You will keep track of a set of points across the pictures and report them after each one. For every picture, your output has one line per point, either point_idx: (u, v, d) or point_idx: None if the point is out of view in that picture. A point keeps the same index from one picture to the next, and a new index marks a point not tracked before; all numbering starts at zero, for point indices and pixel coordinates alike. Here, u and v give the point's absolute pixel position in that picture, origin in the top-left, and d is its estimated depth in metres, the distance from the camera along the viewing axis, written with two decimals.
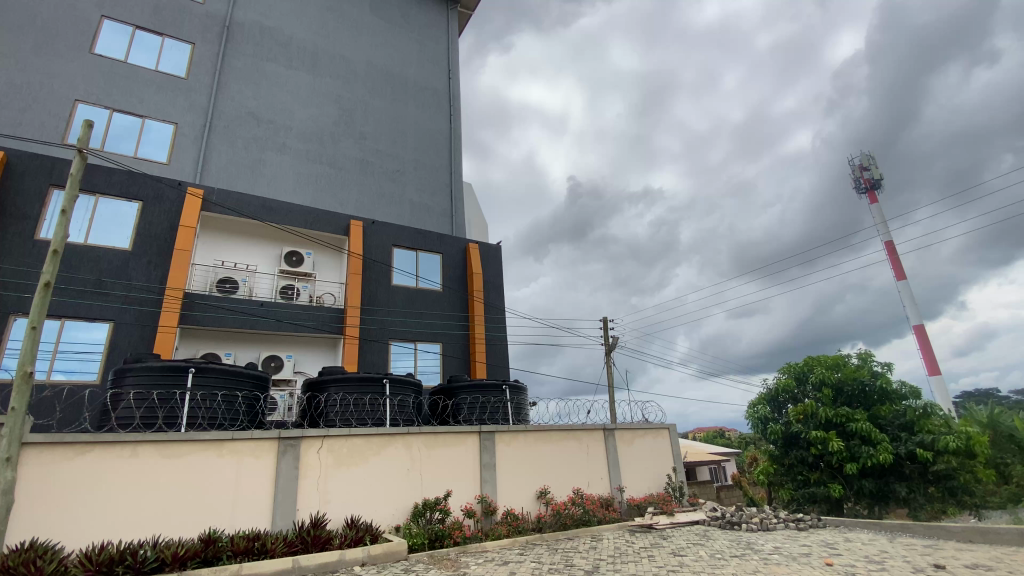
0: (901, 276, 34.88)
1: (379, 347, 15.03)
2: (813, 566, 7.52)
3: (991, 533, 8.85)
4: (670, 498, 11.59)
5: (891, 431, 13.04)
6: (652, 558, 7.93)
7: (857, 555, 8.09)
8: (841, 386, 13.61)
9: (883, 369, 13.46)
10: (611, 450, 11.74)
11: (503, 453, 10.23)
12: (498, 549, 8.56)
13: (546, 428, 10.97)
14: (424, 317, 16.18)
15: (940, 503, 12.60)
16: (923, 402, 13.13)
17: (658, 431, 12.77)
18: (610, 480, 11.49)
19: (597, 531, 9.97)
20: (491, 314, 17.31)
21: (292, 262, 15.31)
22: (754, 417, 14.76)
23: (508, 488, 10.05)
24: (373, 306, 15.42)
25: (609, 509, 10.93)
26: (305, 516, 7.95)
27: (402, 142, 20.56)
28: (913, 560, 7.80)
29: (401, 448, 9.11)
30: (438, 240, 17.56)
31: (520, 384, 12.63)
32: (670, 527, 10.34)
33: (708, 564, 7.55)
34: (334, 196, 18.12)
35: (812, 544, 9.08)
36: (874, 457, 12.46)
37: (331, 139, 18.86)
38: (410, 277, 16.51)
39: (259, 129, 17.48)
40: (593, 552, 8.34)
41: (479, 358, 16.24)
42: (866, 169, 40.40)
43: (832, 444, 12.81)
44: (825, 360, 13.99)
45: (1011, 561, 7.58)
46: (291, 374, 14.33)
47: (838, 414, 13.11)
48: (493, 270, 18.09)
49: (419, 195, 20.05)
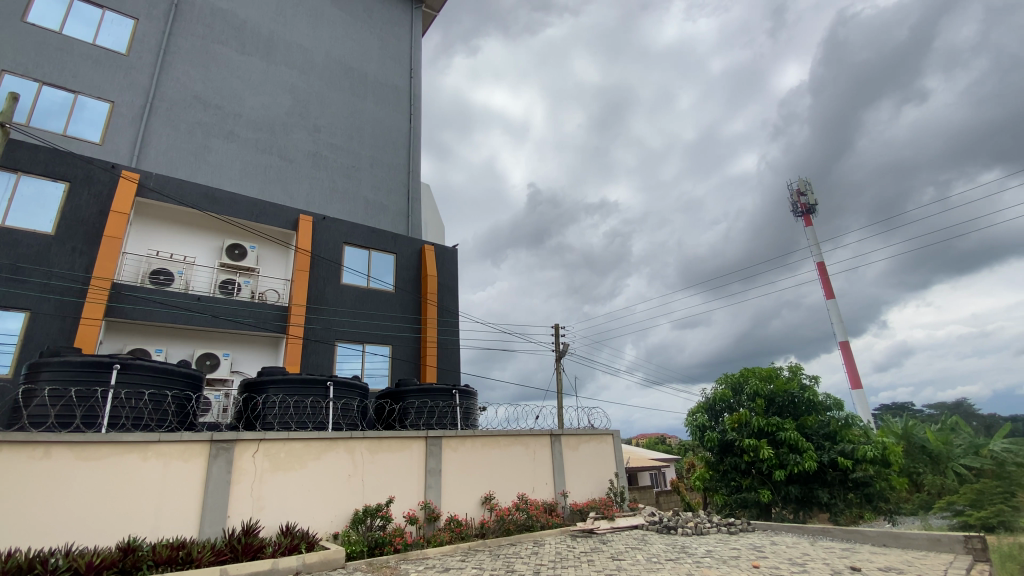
0: (831, 296, 37.36)
1: (324, 347, 14.57)
2: (741, 568, 7.90)
3: (903, 538, 9.59)
4: (611, 504, 11.83)
5: (816, 440, 13.89)
6: (591, 562, 8.08)
7: (781, 558, 8.56)
8: (772, 397, 14.40)
9: (810, 382, 14.38)
10: (557, 456, 11.89)
11: (448, 458, 10.15)
12: (439, 555, 8.46)
13: (492, 433, 10.97)
14: (374, 318, 15.84)
15: (858, 508, 13.53)
16: (845, 413, 14.09)
17: (603, 437, 13.06)
18: (555, 485, 11.61)
19: (539, 536, 10.06)
20: (444, 317, 17.17)
21: (235, 256, 14.60)
22: (693, 425, 15.38)
23: (453, 493, 9.96)
24: (321, 305, 14.94)
25: (552, 514, 11.04)
26: (236, 523, 7.58)
27: (358, 137, 20.10)
28: (831, 563, 8.33)
29: (343, 452, 8.86)
30: (392, 240, 17.28)
31: (470, 389, 12.55)
32: (611, 531, 10.59)
33: (644, 568, 7.78)
34: (284, 188, 17.47)
35: (741, 547, 9.53)
36: (800, 464, 13.24)
37: (284, 130, 18.20)
38: (361, 277, 16.13)
39: (205, 114, 16.63)
40: (535, 557, 8.39)
41: (429, 362, 16.04)
42: (802, 195, 43.15)
43: (763, 452, 13.53)
44: (759, 372, 14.79)
45: (919, 564, 8.23)
46: (227, 373, 13.66)
47: (769, 423, 13.85)
48: (447, 273, 17.96)
49: (374, 193, 19.64)
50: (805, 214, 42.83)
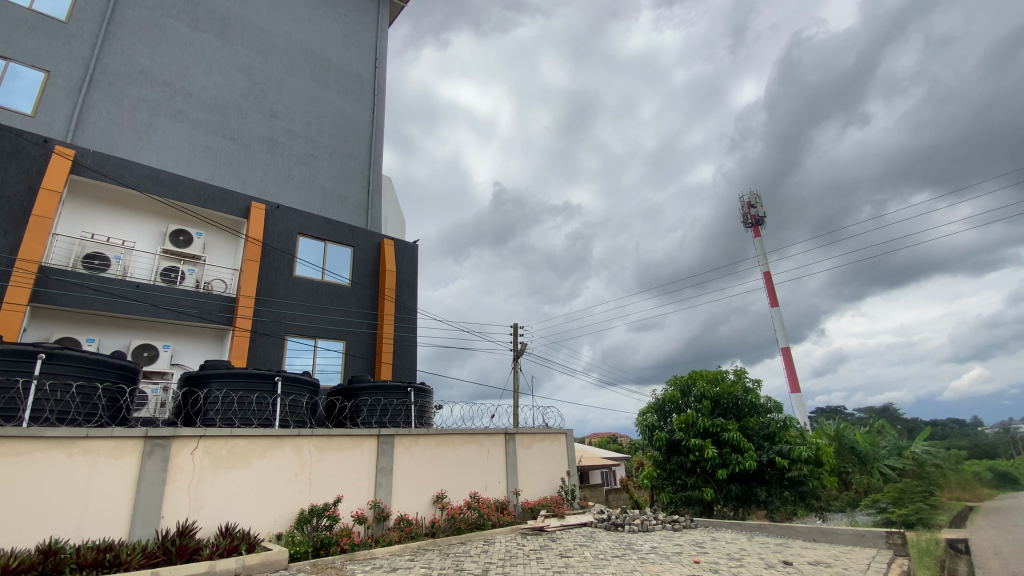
0: (775, 304, 39.25)
1: (273, 342, 14.04)
2: (682, 564, 8.19)
3: (831, 533, 10.23)
4: (562, 502, 11.99)
5: (757, 441, 14.58)
6: (540, 560, 8.16)
7: (720, 554, 8.94)
8: (718, 399, 14.98)
9: (753, 385, 15.06)
10: (511, 455, 11.95)
11: (401, 457, 10.00)
12: (387, 555, 8.32)
13: (446, 431, 10.89)
14: (327, 312, 15.40)
15: (792, 505, 14.31)
16: (784, 415, 14.85)
17: (556, 436, 13.23)
18: (507, 483, 11.65)
19: (490, 534, 10.08)
20: (401, 313, 16.90)
21: (179, 243, 13.86)
22: (643, 425, 15.81)
23: (403, 491, 9.83)
24: (271, 297, 14.39)
25: (503, 513, 11.08)
26: (170, 524, 7.20)
27: (318, 125, 19.47)
28: (766, 557, 8.76)
29: (289, 451, 8.57)
30: (350, 232, 16.86)
31: (425, 387, 12.41)
32: (561, 529, 10.74)
33: (591, 564, 7.93)
34: (235, 174, 16.73)
35: (684, 543, 9.89)
36: (741, 463, 13.86)
37: (237, 112, 17.40)
38: (315, 270, 15.65)
39: (152, 91, 15.69)
40: (484, 556, 8.40)
41: (384, 359, 15.75)
42: (752, 207, 45.16)
43: (707, 451, 14.08)
44: (707, 375, 15.37)
45: (844, 559, 8.77)
46: (167, 366, 12.92)
47: (714, 424, 14.43)
48: (406, 269, 17.68)
49: (332, 183, 19.09)
50: (754, 225, 44.89)
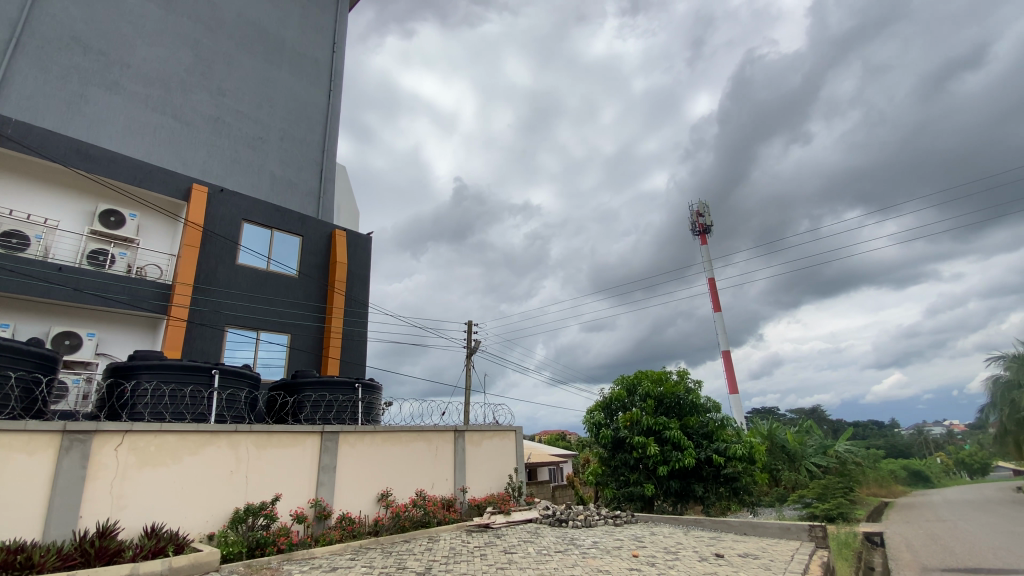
0: (719, 309, 41.01)
1: (212, 333, 13.37)
2: (621, 558, 8.43)
3: (760, 527, 10.83)
4: (508, 498, 12.08)
5: (696, 439, 15.23)
6: (484, 556, 8.18)
7: (657, 547, 9.28)
8: (662, 398, 15.52)
9: (695, 386, 15.71)
10: (460, 452, 11.91)
11: (345, 455, 9.76)
12: (326, 555, 8.11)
13: (394, 428, 10.73)
14: (272, 304, 14.80)
15: (727, 500, 15.05)
16: (722, 415, 15.58)
17: (505, 433, 13.31)
18: (454, 480, 11.61)
19: (434, 532, 10.01)
20: (351, 307, 16.49)
21: (110, 224, 12.89)
22: (590, 422, 16.17)
23: (347, 489, 9.60)
24: (211, 285, 13.67)
25: (449, 510, 11.03)
26: (90, 525, 6.72)
27: (269, 108, 18.64)
28: (699, 550, 9.17)
29: (225, 448, 8.19)
30: (299, 221, 16.27)
31: (374, 383, 12.18)
32: (506, 526, 10.82)
33: (533, 560, 8.03)
34: (176, 153, 15.78)
35: (623, 538, 10.21)
36: (681, 460, 14.43)
37: (181, 88, 16.40)
38: (260, 258, 15.00)
39: (85, 59, 14.54)
40: (428, 553, 8.34)
41: (331, 353, 15.32)
42: (701, 216, 46.98)
43: (649, 449, 14.58)
44: (652, 374, 15.89)
45: (771, 550, 9.31)
46: (91, 356, 12.02)
47: (657, 422, 14.97)
48: (358, 261, 17.25)
49: (282, 168, 18.35)
50: (702, 233, 46.79)
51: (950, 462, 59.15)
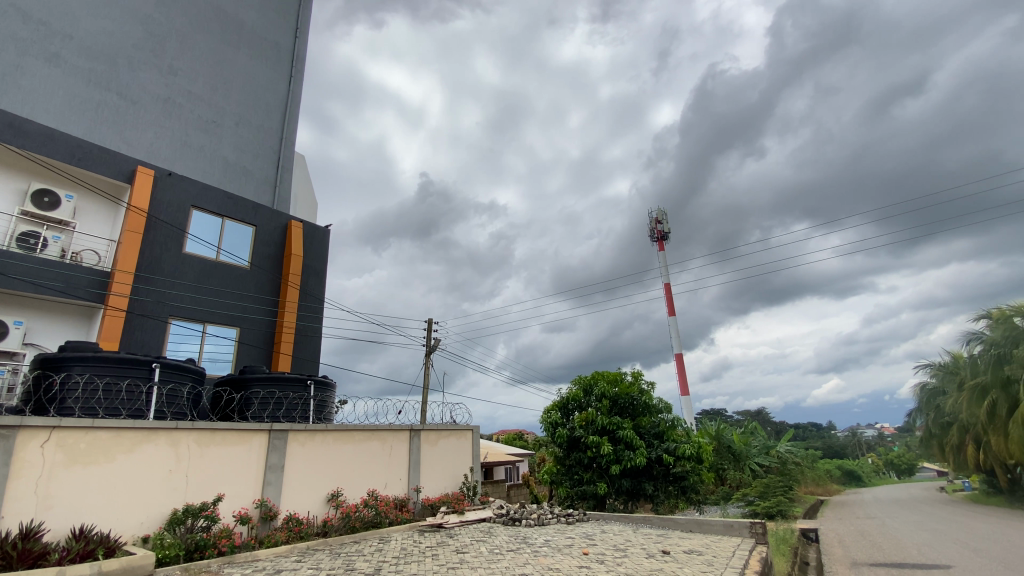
0: (674, 313, 42.23)
1: (154, 324, 12.67)
2: (572, 556, 8.56)
3: (706, 524, 11.25)
4: (462, 498, 12.04)
5: (647, 438, 15.65)
6: (435, 556, 8.11)
7: (607, 545, 9.48)
8: (616, 398, 15.87)
9: (648, 387, 16.14)
10: (414, 452, 11.78)
11: (294, 454, 9.47)
12: (271, 557, 7.84)
13: (346, 427, 10.49)
14: (221, 296, 14.17)
15: (675, 498, 15.53)
16: (672, 416, 16.08)
17: (462, 432, 13.25)
18: (408, 480, 11.45)
19: (385, 532, 9.86)
20: (306, 302, 16.03)
21: (42, 205, 11.99)
22: (546, 422, 16.31)
23: (295, 489, 9.31)
24: (154, 274, 12.96)
25: (401, 510, 10.88)
26: (10, 527, 6.23)
27: (224, 91, 17.83)
28: (647, 547, 9.43)
29: (165, 446, 7.79)
30: (253, 210, 15.66)
31: (327, 381, 11.88)
32: (459, 525, 10.77)
33: (485, 560, 8.03)
34: (120, 133, 14.88)
35: (575, 536, 10.38)
36: (633, 459, 14.78)
37: (128, 65, 15.46)
38: (208, 248, 14.31)
39: (22, 28, 13.53)
40: (378, 554, 8.19)
41: (282, 349, 14.83)
42: (660, 223, 48.29)
43: (603, 448, 14.87)
44: (607, 375, 16.23)
45: (714, 547, 9.68)
46: (18, 346, 11.18)
47: (611, 422, 15.30)
48: (314, 254, 16.77)
49: (237, 154, 17.61)
50: (659, 239, 48.11)
51: (879, 462, 63.31)
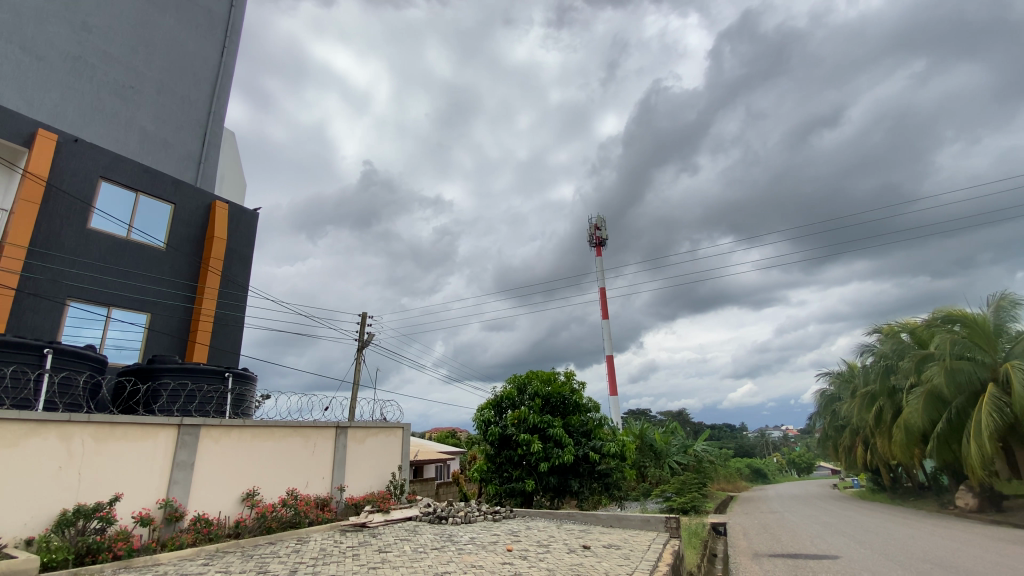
0: (607, 317, 43.65)
1: (49, 306, 11.45)
2: (496, 552, 8.66)
3: (625, 519, 11.79)
4: (388, 496, 11.82)
5: (576, 437, 16.11)
6: (356, 556, 7.91)
7: (531, 541, 9.67)
8: (549, 397, 16.23)
9: (579, 386, 16.62)
10: (340, 449, 11.42)
11: (206, 451, 8.88)
12: (175, 561, 7.30)
13: (266, 423, 9.99)
14: (131, 278, 13.02)
15: (599, 495, 16.08)
16: (600, 415, 16.66)
17: (391, 430, 13.00)
18: (331, 479, 11.07)
19: (305, 533, 9.48)
20: (228, 289, 15.08)
21: None
22: (479, 419, 16.34)
23: (205, 488, 8.73)
24: (52, 250, 11.71)
25: (322, 510, 10.49)
26: None
27: (146, 54, 16.34)
28: (568, 542, 9.73)
29: (55, 440, 7.05)
30: (172, 187, 14.50)
31: (247, 374, 11.27)
32: (383, 524, 10.59)
33: (408, 558, 7.93)
34: (18, 90, 13.36)
35: (500, 533, 10.50)
36: (561, 457, 15.14)
37: (33, 15, 13.86)
38: (118, 225, 13.09)
39: None
40: (294, 555, 7.88)
41: (198, 338, 13.84)
42: (599, 229, 49.78)
43: (533, 446, 15.13)
44: (541, 375, 16.52)
45: (631, 541, 10.16)
46: None
47: (542, 420, 15.61)
48: (239, 238, 15.80)
49: (157, 125, 16.23)
50: (597, 245, 49.57)
51: (783, 462, 68.96)
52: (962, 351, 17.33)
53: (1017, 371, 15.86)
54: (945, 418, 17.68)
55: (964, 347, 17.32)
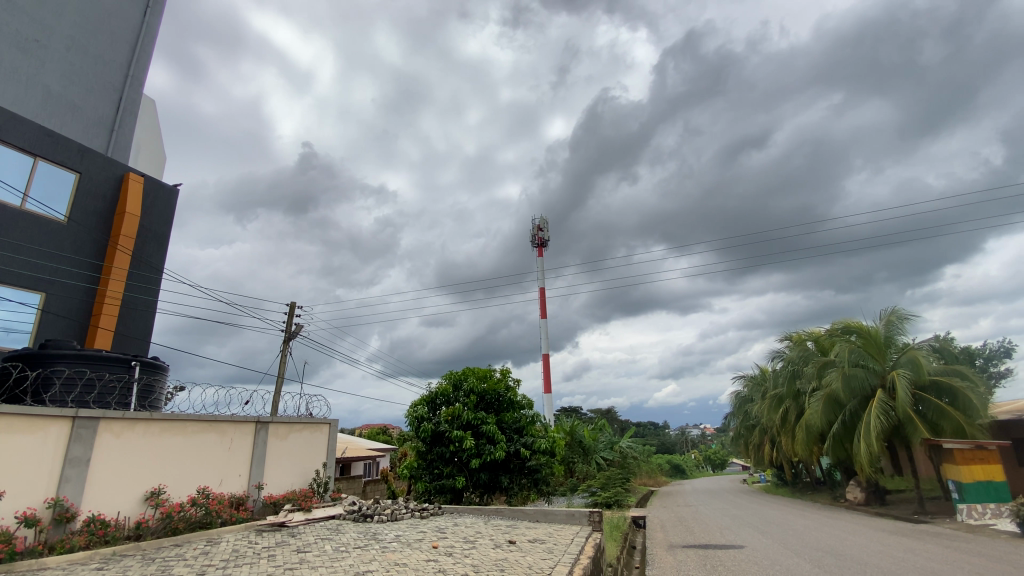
0: (546, 316, 44.37)
1: None
2: (421, 550, 8.59)
3: (550, 514, 12.14)
4: (310, 495, 11.40)
5: (509, 434, 16.28)
6: (272, 557, 7.57)
7: (456, 538, 9.68)
8: (484, 394, 16.33)
9: (514, 383, 16.84)
10: (260, 446, 10.88)
11: (106, 446, 8.15)
12: (64, 565, 6.64)
13: (178, 416, 9.34)
14: (23, 252, 11.66)
15: (528, 491, 16.37)
16: (533, 412, 16.98)
17: (317, 426, 12.56)
18: (248, 477, 10.52)
19: (216, 533, 8.92)
20: (140, 271, 13.90)
21: None
22: (412, 416, 16.09)
23: (103, 487, 8.01)
24: None
25: (237, 509, 9.93)
26: None
27: (56, 6, 14.64)
28: (494, 538, 9.84)
29: None
30: (79, 155, 13.14)
31: (157, 364, 10.56)
32: (303, 523, 10.22)
33: (328, 558, 7.68)
34: None
35: (426, 530, 10.43)
36: (493, 454, 15.25)
37: None
38: (11, 193, 11.68)
39: None
40: (203, 557, 7.42)
41: (101, 322, 12.65)
42: (541, 230, 50.52)
43: (465, 442, 15.14)
44: (477, 371, 16.57)
45: (555, 535, 10.45)
46: None
47: (476, 417, 15.64)
48: (155, 215, 14.58)
49: (64, 86, 14.62)
50: (540, 246, 50.28)
51: (700, 458, 73.62)
52: (858, 359, 19.30)
53: (901, 378, 17.84)
54: (841, 420, 19.57)
55: (859, 356, 19.27)
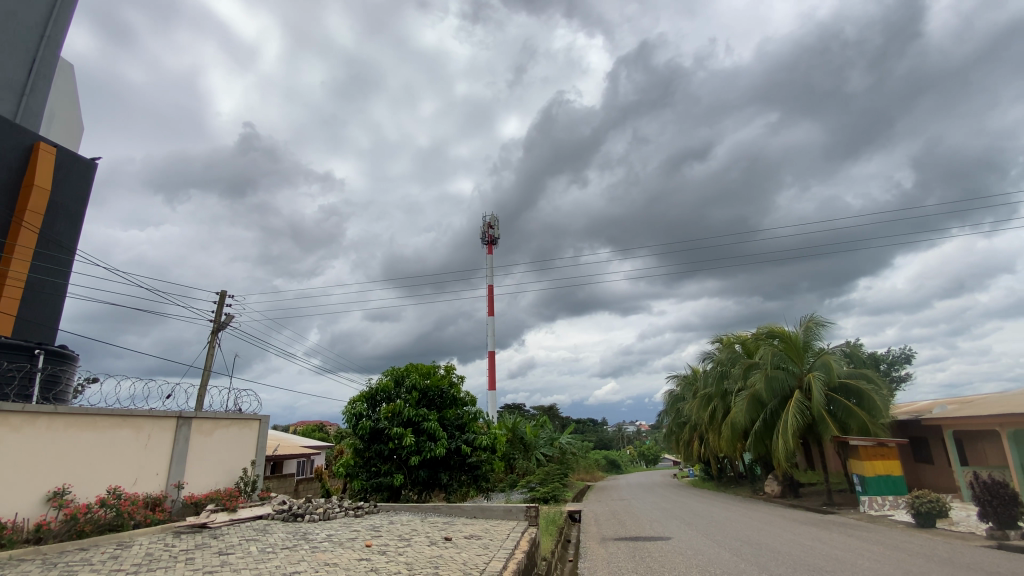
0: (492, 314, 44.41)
1: None
2: (353, 549, 8.40)
3: (488, 510, 12.23)
4: (236, 494, 10.85)
5: (450, 430, 16.22)
6: (190, 560, 7.16)
7: (391, 536, 9.53)
8: (426, 390, 16.18)
9: (457, 380, 16.80)
10: (181, 442, 10.24)
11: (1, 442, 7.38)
12: None
13: (90, 411, 8.65)
14: None
15: (466, 487, 16.40)
16: (475, 409, 17.00)
17: (247, 422, 12.01)
18: (167, 475, 9.88)
19: (129, 536, 8.30)
20: (47, 251, 12.70)
21: None
22: (350, 412, 15.68)
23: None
24: None
25: (153, 510, 9.29)
26: None
27: None
28: (429, 535, 9.77)
29: None
30: None
31: (65, 355, 9.90)
32: (227, 524, 9.70)
33: (252, 560, 7.36)
34: None
35: (360, 529, 10.19)
36: (433, 450, 15.15)
37: None
38: None
39: None
40: (113, 561, 6.92)
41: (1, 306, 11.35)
42: (491, 228, 50.55)
43: (405, 439, 14.94)
44: (420, 368, 16.41)
45: (492, 530, 10.55)
46: None
47: (417, 414, 15.45)
48: (67, 190, 13.37)
49: None
50: (489, 244, 50.23)
51: (635, 454, 76.51)
52: (780, 362, 20.76)
53: (816, 380, 19.38)
54: (762, 418, 20.99)
55: (781, 359, 20.73)
